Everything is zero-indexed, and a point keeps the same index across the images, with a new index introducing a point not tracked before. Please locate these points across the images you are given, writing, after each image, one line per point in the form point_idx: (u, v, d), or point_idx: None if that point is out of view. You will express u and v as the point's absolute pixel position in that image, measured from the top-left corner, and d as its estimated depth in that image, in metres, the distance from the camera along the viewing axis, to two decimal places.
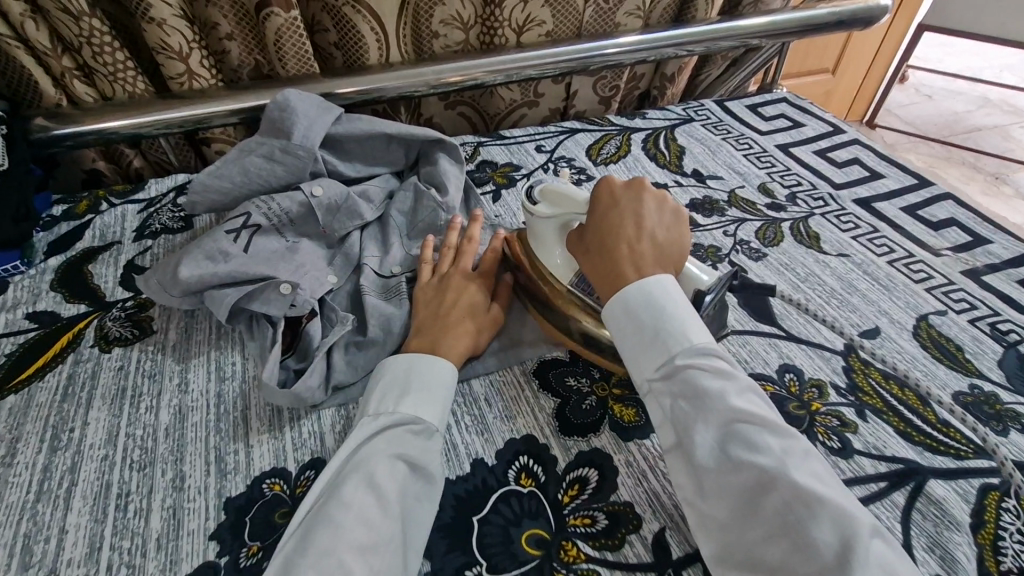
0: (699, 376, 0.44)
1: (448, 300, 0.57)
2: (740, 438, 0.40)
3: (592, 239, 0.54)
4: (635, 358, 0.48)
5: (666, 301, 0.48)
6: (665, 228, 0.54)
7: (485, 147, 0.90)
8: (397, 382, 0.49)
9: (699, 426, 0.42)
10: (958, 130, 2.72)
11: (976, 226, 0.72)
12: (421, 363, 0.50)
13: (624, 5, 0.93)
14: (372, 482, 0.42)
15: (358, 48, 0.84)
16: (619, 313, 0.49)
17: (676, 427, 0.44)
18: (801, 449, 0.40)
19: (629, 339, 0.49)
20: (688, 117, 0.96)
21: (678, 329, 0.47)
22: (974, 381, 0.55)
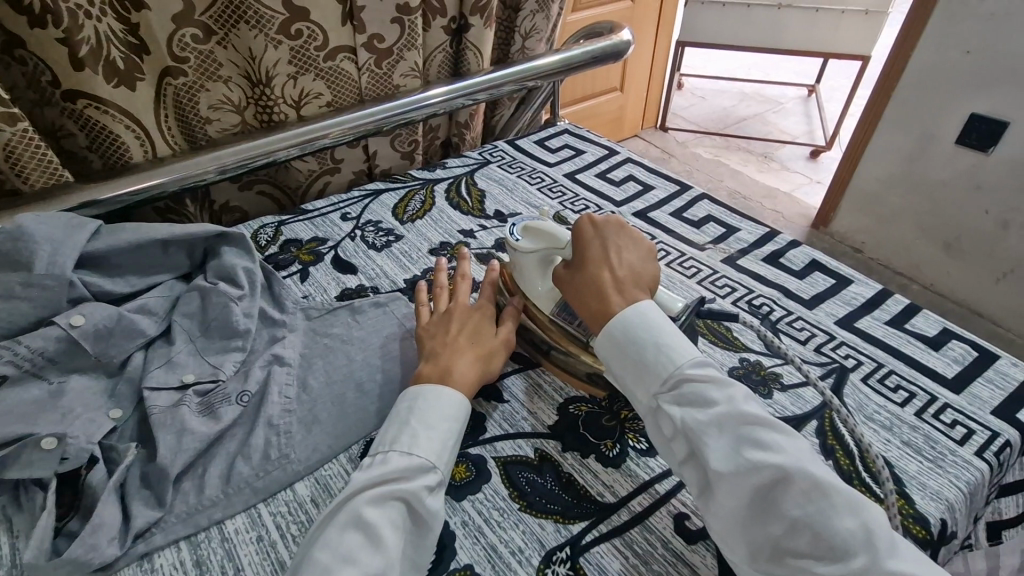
0: (701, 387, 0.46)
1: (458, 322, 0.59)
2: (750, 437, 0.43)
3: (579, 275, 0.56)
4: (635, 376, 0.50)
5: (660, 322, 0.50)
6: (640, 254, 0.58)
7: (287, 226, 0.87)
8: (399, 417, 0.49)
9: (710, 437, 0.44)
10: (729, 122, 3.22)
11: (727, 218, 0.86)
12: (429, 395, 0.50)
13: (398, 68, 0.94)
14: (360, 521, 0.42)
15: (116, 148, 0.77)
16: (617, 338, 0.51)
17: (689, 438, 0.46)
18: (807, 444, 0.43)
19: (627, 360, 0.51)
20: (484, 160, 1.02)
21: (674, 345, 0.49)
22: (742, 354, 0.64)
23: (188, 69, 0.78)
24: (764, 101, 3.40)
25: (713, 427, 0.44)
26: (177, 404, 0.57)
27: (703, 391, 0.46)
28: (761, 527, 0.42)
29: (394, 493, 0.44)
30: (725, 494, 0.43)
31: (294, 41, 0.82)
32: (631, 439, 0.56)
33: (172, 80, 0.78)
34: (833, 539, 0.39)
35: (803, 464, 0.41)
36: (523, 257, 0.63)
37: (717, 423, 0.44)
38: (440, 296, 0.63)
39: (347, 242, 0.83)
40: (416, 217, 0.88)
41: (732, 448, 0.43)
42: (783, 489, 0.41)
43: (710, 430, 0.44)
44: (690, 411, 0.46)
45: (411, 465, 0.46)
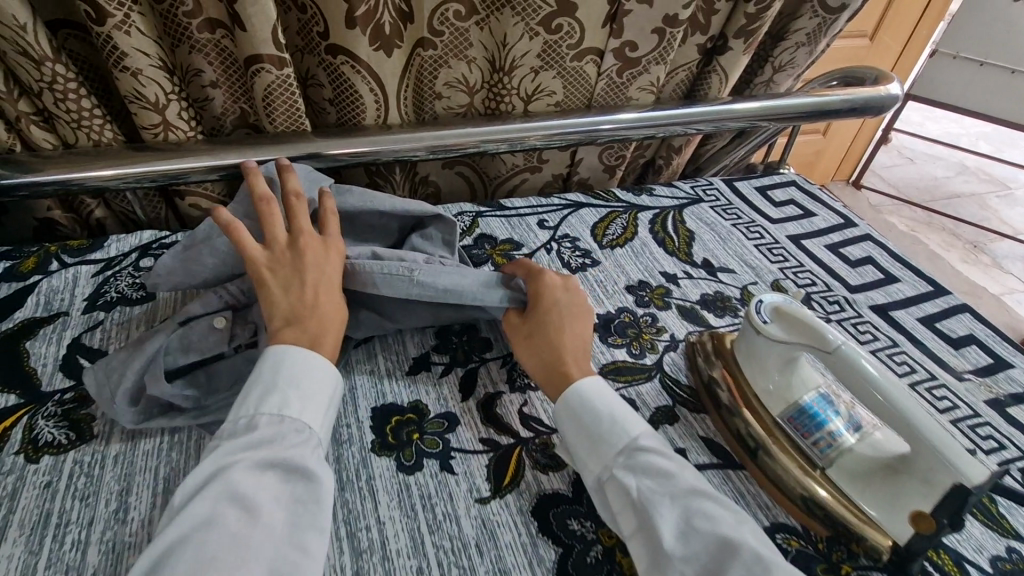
0: (654, 459, 0.48)
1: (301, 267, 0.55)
2: (697, 512, 0.45)
3: (536, 327, 0.59)
4: (586, 446, 0.51)
5: (614, 396, 0.53)
6: (583, 323, 0.60)
7: (484, 219, 0.84)
8: (263, 383, 0.48)
9: (663, 507, 0.45)
10: (938, 195, 2.78)
11: (997, 346, 0.69)
12: (295, 358, 0.50)
13: (637, 81, 0.86)
14: (237, 495, 0.41)
15: (355, 107, 0.78)
16: (572, 404, 0.52)
17: (639, 508, 0.46)
18: (744, 515, 0.45)
19: (578, 427, 0.51)
20: (697, 197, 0.92)
21: (628, 422, 0.51)
22: (1011, 544, 0.50)
23: (439, 44, 0.76)
24: (989, 181, 2.89)
25: (667, 498, 0.46)
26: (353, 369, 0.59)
27: (651, 465, 0.48)
28: None
29: (279, 452, 0.45)
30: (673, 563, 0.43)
31: (551, 36, 0.77)
32: None
33: (422, 52, 0.77)
34: None
35: (743, 535, 0.43)
36: (768, 344, 0.53)
37: (670, 495, 0.46)
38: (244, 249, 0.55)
39: (541, 253, 0.79)
40: (615, 244, 0.81)
41: (681, 521, 0.45)
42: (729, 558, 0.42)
43: (661, 501, 0.46)
44: (644, 480, 0.47)
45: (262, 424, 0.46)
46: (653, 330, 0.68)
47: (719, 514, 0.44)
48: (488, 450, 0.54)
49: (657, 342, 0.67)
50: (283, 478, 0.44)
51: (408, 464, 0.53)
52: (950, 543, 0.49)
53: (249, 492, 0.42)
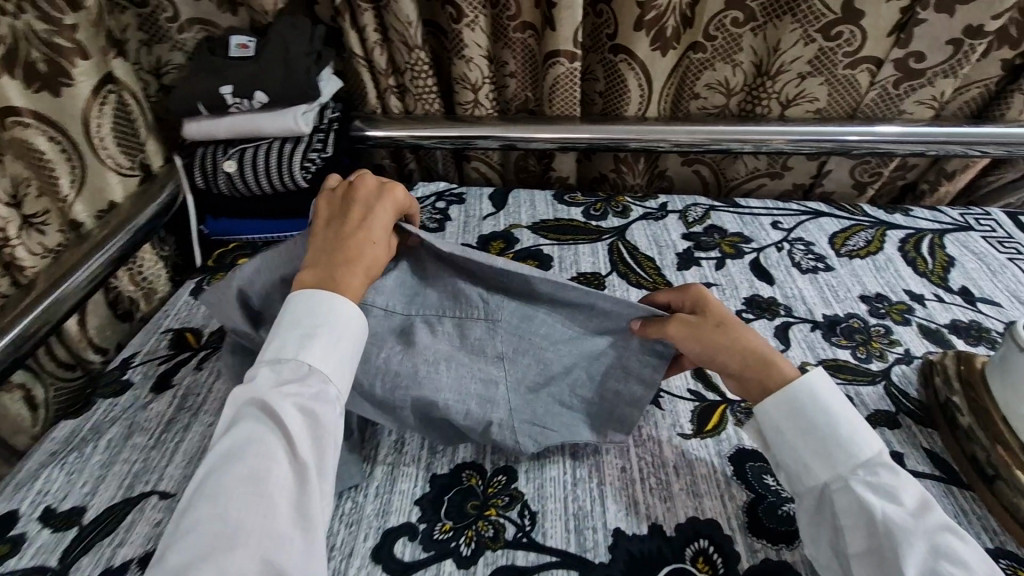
0: (889, 486, 0.45)
1: (350, 221, 0.54)
2: (949, 551, 0.42)
3: (720, 323, 0.53)
4: (806, 460, 0.48)
5: (839, 406, 0.49)
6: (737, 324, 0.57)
7: (717, 212, 0.89)
8: (292, 324, 0.48)
9: (904, 537, 0.42)
10: None
11: None
12: (313, 294, 0.50)
13: (917, 94, 0.82)
14: (258, 450, 0.43)
15: (621, 100, 0.91)
16: (788, 410, 0.49)
17: (882, 537, 0.43)
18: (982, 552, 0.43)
19: (800, 439, 0.49)
20: (966, 224, 0.84)
21: (855, 440, 0.47)
22: None
23: (709, 48, 0.84)
24: None
25: (916, 531, 0.42)
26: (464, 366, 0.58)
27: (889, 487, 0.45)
28: None
29: (278, 394, 0.45)
30: None
31: (828, 43, 0.79)
32: None
33: (693, 54, 0.85)
34: None
35: None
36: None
37: (922, 529, 0.42)
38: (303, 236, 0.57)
39: (771, 250, 0.81)
40: (854, 255, 0.79)
41: (927, 555, 0.42)
42: None
43: (909, 532, 0.42)
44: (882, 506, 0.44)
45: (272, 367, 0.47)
46: (885, 340, 0.66)
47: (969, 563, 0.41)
48: (694, 400, 0.61)
49: (888, 352, 0.65)
50: (288, 407, 0.44)
51: None
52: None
53: (261, 431, 0.44)
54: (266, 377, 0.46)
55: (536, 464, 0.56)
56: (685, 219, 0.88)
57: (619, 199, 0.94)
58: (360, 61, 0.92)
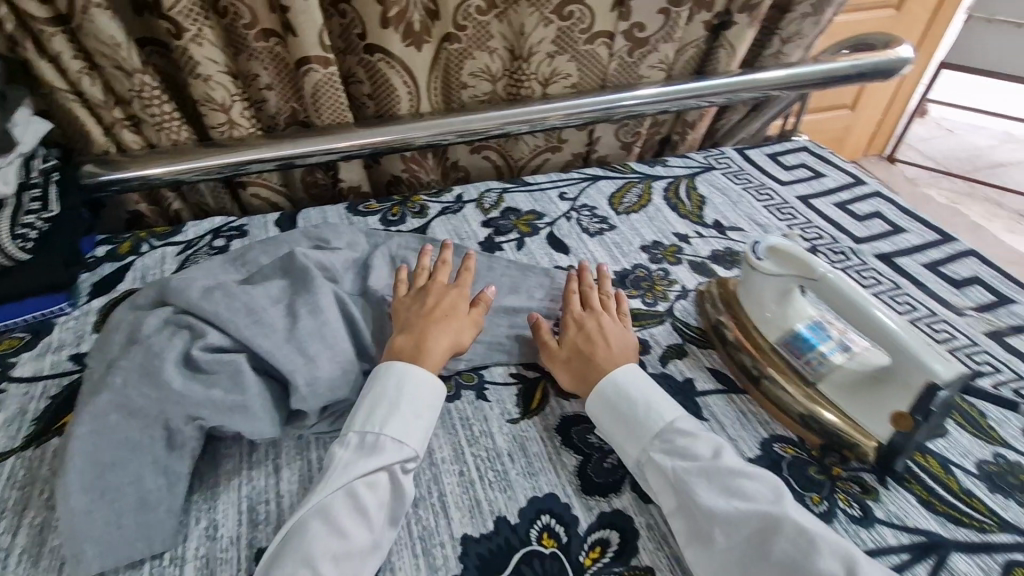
0: (687, 441, 0.51)
1: (433, 296, 0.65)
2: (736, 489, 0.47)
3: (568, 350, 0.61)
4: (622, 439, 0.54)
5: (639, 383, 0.56)
6: (622, 334, 0.62)
7: (510, 194, 0.92)
8: (386, 397, 0.54)
9: (700, 483, 0.48)
10: (981, 164, 2.59)
11: (1000, 285, 0.73)
12: (393, 377, 0.55)
13: (647, 60, 0.93)
14: (356, 495, 0.48)
15: (391, 98, 0.88)
16: (598, 401, 0.56)
17: (676, 489, 0.49)
18: (786, 494, 0.47)
19: (612, 422, 0.55)
20: (709, 165, 0.97)
21: (657, 409, 0.54)
22: (997, 450, 0.55)
23: (464, 37, 0.85)
24: None
25: (701, 476, 0.48)
26: (340, 353, 0.58)
27: (690, 443, 0.51)
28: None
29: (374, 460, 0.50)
30: (708, 531, 0.46)
31: (564, 22, 0.85)
32: (842, 501, 0.51)
33: (450, 46, 0.85)
34: None
35: (784, 510, 0.45)
36: (764, 278, 0.60)
37: (706, 472, 0.48)
38: (403, 276, 0.68)
39: (561, 221, 0.86)
40: (630, 211, 0.87)
41: (714, 495, 0.47)
42: (769, 532, 0.44)
43: (689, 478, 0.49)
44: (678, 461, 0.50)
45: (387, 444, 0.51)
46: (665, 282, 0.74)
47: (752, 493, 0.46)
48: (517, 383, 0.63)
49: (669, 292, 0.73)
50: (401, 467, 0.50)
51: (449, 394, 0.62)
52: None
53: (368, 481, 0.49)
54: (360, 441, 0.52)
55: None
56: (481, 207, 0.90)
57: (415, 199, 0.92)
58: (67, 95, 0.76)
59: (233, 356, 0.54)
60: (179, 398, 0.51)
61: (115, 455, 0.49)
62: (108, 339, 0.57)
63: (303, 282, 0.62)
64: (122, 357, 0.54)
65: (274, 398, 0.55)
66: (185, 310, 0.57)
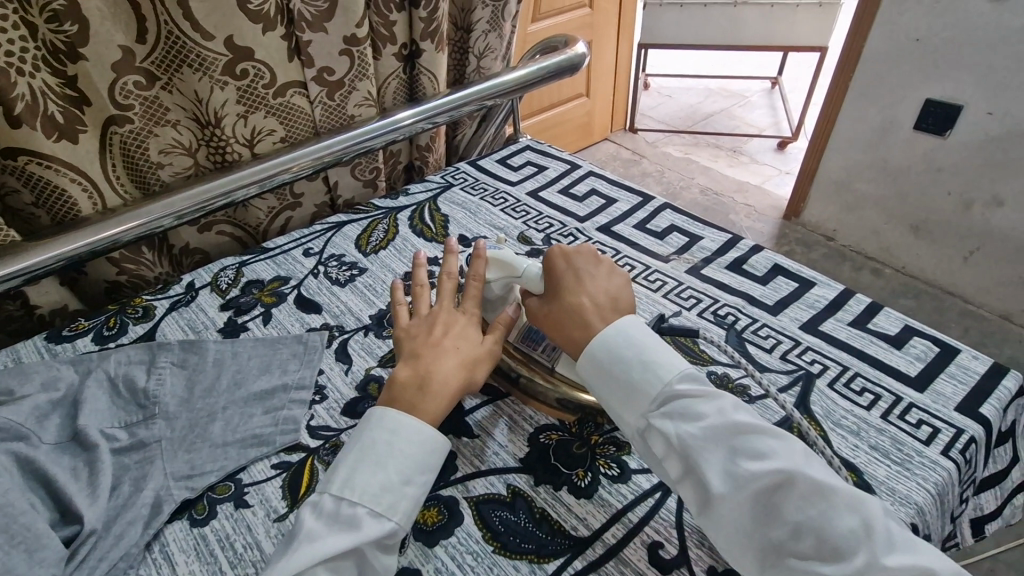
0: (691, 402, 0.47)
1: (434, 321, 0.58)
2: (745, 449, 0.44)
3: (547, 308, 0.57)
4: (620, 403, 0.51)
5: (638, 340, 0.51)
6: (609, 278, 0.58)
7: (249, 267, 0.85)
8: (378, 454, 0.48)
9: (707, 452, 0.45)
10: (697, 117, 3.11)
11: (689, 226, 0.86)
12: (396, 421, 0.49)
13: (352, 98, 0.92)
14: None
15: (63, 201, 0.75)
16: (590, 360, 0.52)
17: (684, 457, 0.46)
18: (795, 444, 0.45)
19: (608, 384, 0.51)
20: (447, 183, 1.01)
21: (661, 363, 0.50)
22: (710, 368, 0.65)
23: (133, 116, 0.76)
24: (730, 95, 3.26)
25: (712, 442, 0.45)
26: (28, 531, 0.47)
27: (694, 406, 0.47)
28: (763, 536, 0.43)
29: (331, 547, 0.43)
30: (719, 505, 0.44)
31: (240, 82, 0.80)
32: (602, 466, 0.56)
33: (117, 127, 0.76)
34: (832, 539, 0.40)
35: (800, 466, 0.43)
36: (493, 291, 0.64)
37: (716, 437, 0.45)
38: (421, 295, 0.63)
39: (309, 280, 0.82)
40: (378, 249, 0.87)
41: (725, 460, 0.44)
42: (785, 494, 0.42)
43: (705, 446, 0.45)
44: (682, 428, 0.47)
45: (364, 518, 0.45)
46: None
47: (765, 452, 0.43)
48: (281, 472, 0.57)
49: None
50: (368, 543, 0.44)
51: (201, 517, 0.54)
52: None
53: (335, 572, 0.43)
54: (339, 519, 0.45)
55: None
56: (217, 289, 0.82)
57: (136, 302, 0.81)
58: None
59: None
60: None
61: None
62: None
63: None
64: None
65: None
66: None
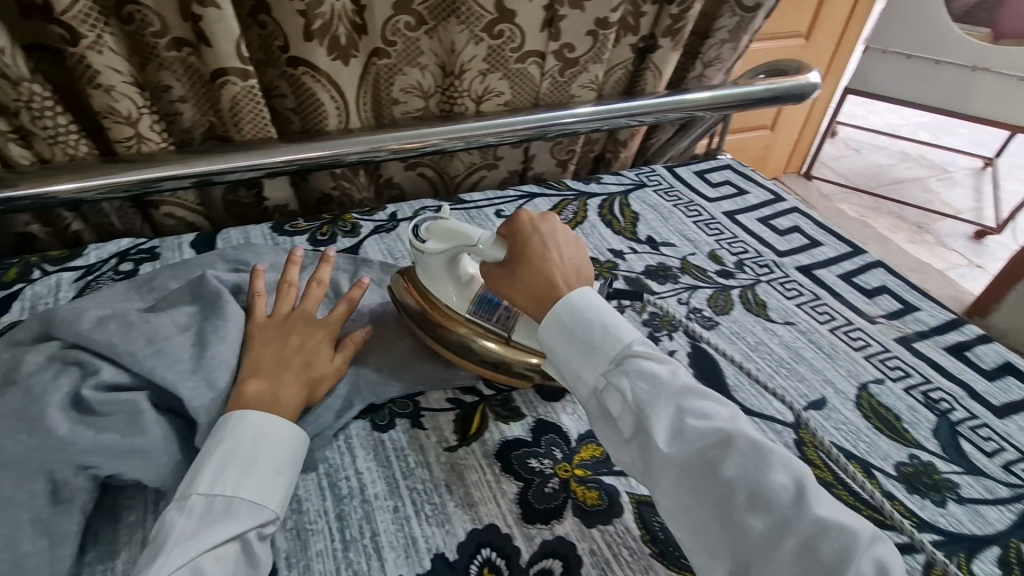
0: (647, 363, 0.47)
1: (291, 332, 0.57)
2: (692, 408, 0.44)
3: (518, 264, 0.56)
4: (579, 361, 0.50)
5: (602, 308, 0.51)
6: (576, 249, 0.58)
7: (445, 212, 0.90)
8: (248, 451, 0.48)
9: (660, 405, 0.44)
10: (884, 181, 2.81)
11: (904, 293, 0.78)
12: (242, 429, 0.49)
13: (579, 79, 0.94)
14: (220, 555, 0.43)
15: (317, 114, 0.84)
16: (562, 319, 0.51)
17: (637, 414, 0.45)
18: (739, 412, 0.45)
19: (570, 345, 0.51)
20: (640, 182, 1.00)
21: (619, 328, 0.50)
22: (912, 451, 0.58)
23: (393, 53, 0.83)
24: (929, 166, 2.91)
25: (662, 397, 0.45)
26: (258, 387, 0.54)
27: (649, 368, 0.47)
28: (706, 495, 0.41)
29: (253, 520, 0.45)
30: (664, 461, 0.43)
31: (494, 41, 0.85)
32: None
33: (378, 60, 0.83)
34: (772, 494, 0.40)
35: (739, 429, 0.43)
36: (429, 258, 0.62)
37: (666, 393, 0.45)
38: (283, 294, 0.60)
39: None
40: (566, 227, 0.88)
41: (675, 418, 0.44)
42: (725, 451, 0.42)
43: (656, 402, 0.45)
44: (637, 386, 0.46)
45: (239, 506, 0.46)
46: None
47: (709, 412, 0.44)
48: (455, 408, 0.60)
49: None
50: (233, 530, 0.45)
51: (383, 424, 0.59)
52: (834, 439, 0.59)
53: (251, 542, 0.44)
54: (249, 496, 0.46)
55: (297, 544, 0.48)
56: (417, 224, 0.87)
57: (346, 218, 0.89)
58: None
59: (131, 394, 0.50)
60: (61, 444, 0.46)
61: None
62: None
63: (214, 311, 0.58)
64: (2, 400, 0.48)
65: (175, 435, 0.52)
66: (73, 344, 0.53)
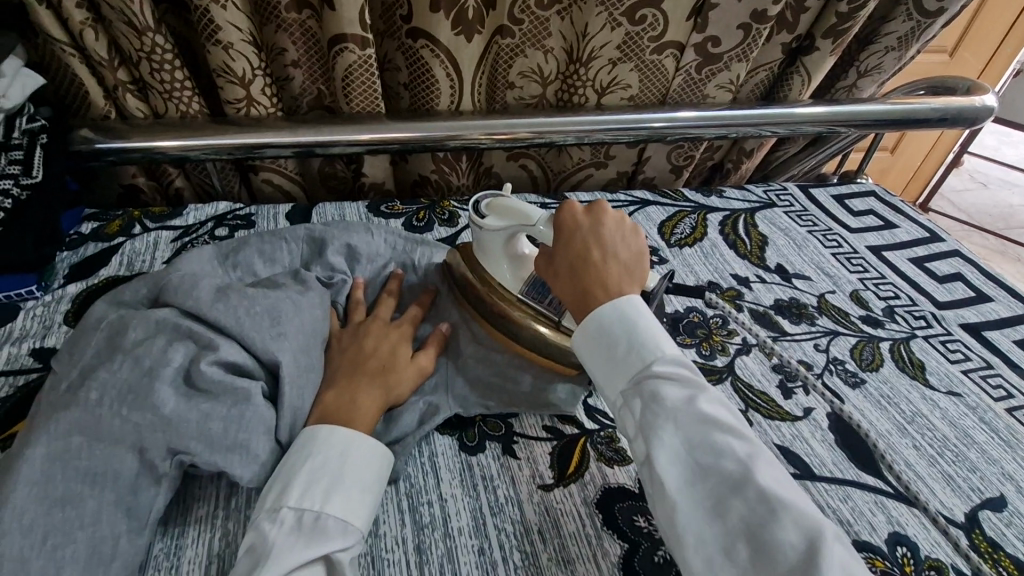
0: (667, 381, 0.39)
1: (368, 339, 0.54)
2: (707, 439, 0.36)
3: (558, 261, 0.49)
4: (605, 376, 0.43)
5: (633, 316, 0.43)
6: (629, 243, 0.49)
7: (549, 211, 0.83)
8: (332, 464, 0.44)
9: (666, 429, 0.37)
10: (1015, 223, 2.48)
11: None
12: (326, 441, 0.45)
13: (716, 79, 0.84)
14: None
15: (429, 92, 0.78)
16: (590, 330, 0.44)
17: (644, 436, 0.38)
18: (766, 450, 0.36)
19: (600, 360, 0.43)
20: (769, 201, 0.88)
21: (652, 343, 0.42)
22: None
23: (517, 32, 0.76)
24: None
25: (677, 421, 0.37)
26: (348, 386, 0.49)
27: (665, 385, 0.39)
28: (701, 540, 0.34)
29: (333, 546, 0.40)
30: (666, 498, 0.36)
31: (633, 27, 0.76)
32: None
33: (501, 38, 0.77)
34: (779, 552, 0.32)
35: (755, 470, 0.35)
36: (486, 237, 0.57)
37: (682, 417, 0.37)
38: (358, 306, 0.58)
39: None
40: (684, 244, 0.78)
41: (684, 450, 0.37)
42: (735, 493, 0.34)
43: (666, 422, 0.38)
44: (650, 406, 0.39)
45: (329, 525, 0.41)
46: (723, 332, 0.65)
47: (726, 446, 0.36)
48: (552, 440, 0.53)
49: (729, 344, 0.63)
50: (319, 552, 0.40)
51: (471, 446, 0.53)
52: (1016, 552, 0.48)
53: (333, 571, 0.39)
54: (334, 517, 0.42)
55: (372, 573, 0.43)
56: None
57: (444, 205, 0.83)
58: (65, 48, 0.67)
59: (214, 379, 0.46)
60: (169, 423, 0.43)
61: (71, 492, 0.40)
62: (78, 338, 0.48)
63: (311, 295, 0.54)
64: (93, 367, 0.45)
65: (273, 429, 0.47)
66: (188, 313, 0.49)
